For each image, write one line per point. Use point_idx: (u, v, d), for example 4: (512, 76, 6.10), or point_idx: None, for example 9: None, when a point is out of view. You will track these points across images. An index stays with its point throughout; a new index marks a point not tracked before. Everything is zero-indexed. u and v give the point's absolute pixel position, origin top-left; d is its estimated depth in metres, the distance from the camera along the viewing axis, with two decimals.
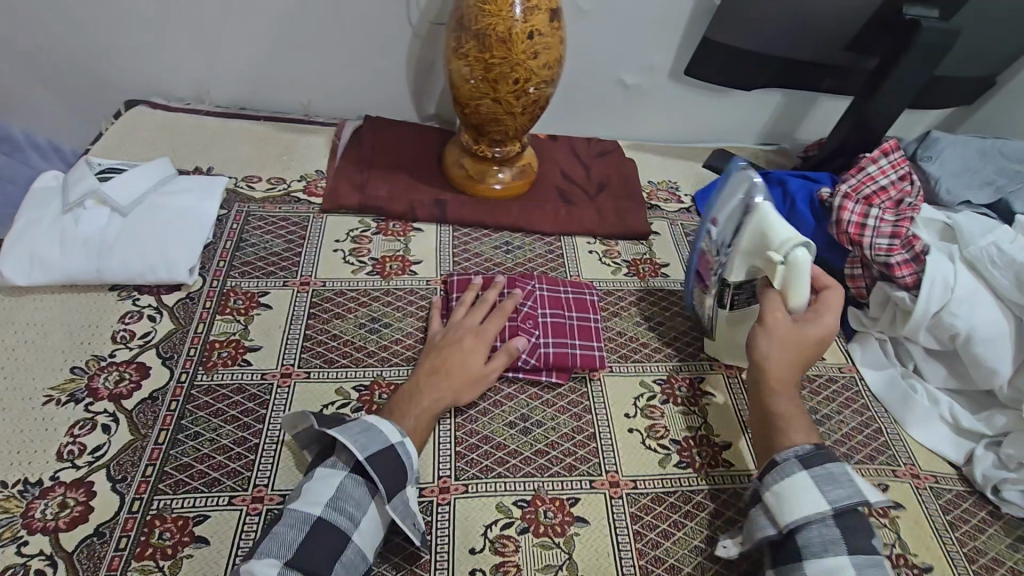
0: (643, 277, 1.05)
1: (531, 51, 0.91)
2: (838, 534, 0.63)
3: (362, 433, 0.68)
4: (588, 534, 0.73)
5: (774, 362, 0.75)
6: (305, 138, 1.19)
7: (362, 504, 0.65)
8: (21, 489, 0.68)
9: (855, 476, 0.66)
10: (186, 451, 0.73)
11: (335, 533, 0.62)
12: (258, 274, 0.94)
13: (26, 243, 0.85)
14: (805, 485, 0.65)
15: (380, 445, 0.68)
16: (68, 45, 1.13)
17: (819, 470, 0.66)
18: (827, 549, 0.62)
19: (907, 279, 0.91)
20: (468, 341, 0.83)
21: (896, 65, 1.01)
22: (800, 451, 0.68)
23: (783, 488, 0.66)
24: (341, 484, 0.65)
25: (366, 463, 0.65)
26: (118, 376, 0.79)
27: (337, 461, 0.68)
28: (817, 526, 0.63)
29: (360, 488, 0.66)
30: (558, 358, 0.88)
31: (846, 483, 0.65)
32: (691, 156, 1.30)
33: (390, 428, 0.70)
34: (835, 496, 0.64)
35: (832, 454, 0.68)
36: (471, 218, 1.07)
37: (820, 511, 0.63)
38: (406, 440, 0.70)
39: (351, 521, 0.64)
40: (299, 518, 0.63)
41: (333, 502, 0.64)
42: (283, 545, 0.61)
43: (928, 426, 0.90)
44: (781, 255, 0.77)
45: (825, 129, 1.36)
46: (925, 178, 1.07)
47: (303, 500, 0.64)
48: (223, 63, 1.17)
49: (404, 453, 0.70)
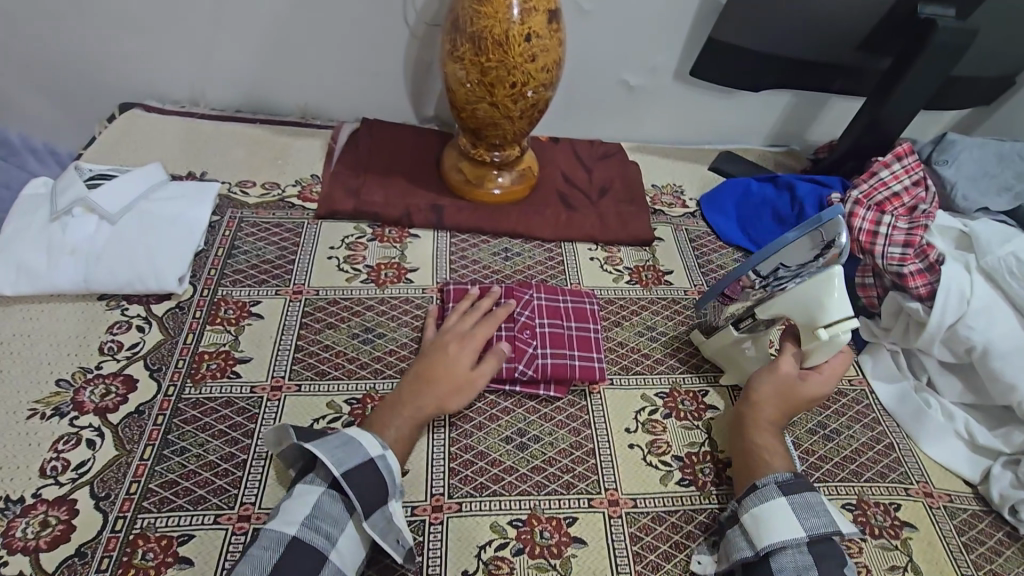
0: (646, 284, 1.02)
1: (529, 54, 0.88)
2: (811, 561, 0.65)
3: (341, 447, 0.66)
4: (585, 556, 0.71)
5: (766, 403, 0.78)
6: (302, 141, 1.17)
7: (340, 522, 0.63)
8: (2, 507, 0.66)
9: (830, 507, 0.69)
10: (172, 467, 0.71)
11: (312, 553, 0.60)
12: (250, 283, 0.92)
13: (14, 252, 0.83)
14: (783, 511, 0.67)
15: (360, 459, 0.66)
16: (60, 48, 1.11)
17: (796, 497, 0.68)
18: (799, 574, 0.64)
19: (920, 290, 0.87)
20: (453, 347, 0.80)
21: (911, 65, 0.97)
22: (779, 477, 0.70)
23: (761, 513, 0.68)
24: (318, 501, 0.64)
25: (343, 480, 0.64)
26: (104, 389, 0.77)
27: (315, 478, 0.66)
28: (794, 552, 0.65)
29: (338, 505, 0.64)
30: (557, 369, 0.85)
31: (822, 513, 0.67)
32: (697, 159, 1.27)
33: (371, 441, 0.68)
34: (813, 524, 0.66)
35: (807, 483, 0.70)
36: (469, 224, 1.05)
37: (796, 538, 0.65)
38: (387, 453, 0.68)
39: (329, 539, 0.62)
40: (274, 539, 0.60)
41: (309, 520, 0.62)
42: (256, 568, 0.58)
43: (942, 442, 0.86)
44: (828, 333, 0.77)
45: (836, 130, 1.32)
46: (940, 183, 1.04)
47: (279, 520, 0.62)
48: (217, 65, 1.15)
49: (385, 467, 0.67)
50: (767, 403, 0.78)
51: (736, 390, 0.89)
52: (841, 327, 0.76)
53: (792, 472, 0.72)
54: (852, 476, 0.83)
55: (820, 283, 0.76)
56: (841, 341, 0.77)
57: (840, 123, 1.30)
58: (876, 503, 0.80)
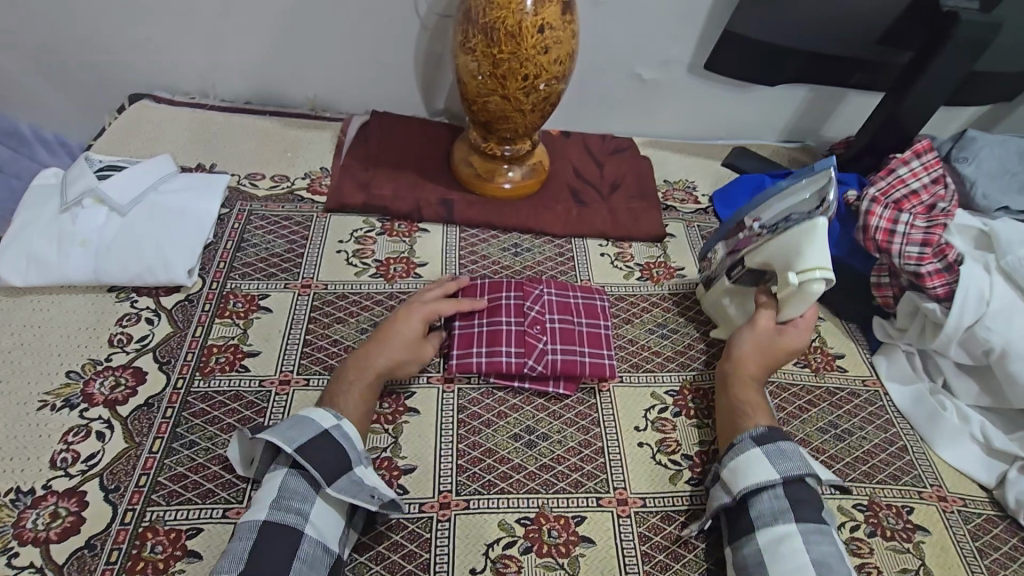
0: (657, 281, 1.01)
1: (542, 45, 0.87)
2: (787, 504, 0.66)
3: (292, 427, 0.67)
4: (594, 555, 0.70)
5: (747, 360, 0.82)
6: (311, 133, 1.17)
7: (309, 497, 0.65)
8: (13, 498, 0.66)
9: (805, 454, 0.71)
10: (181, 460, 0.71)
11: (286, 532, 0.62)
12: (259, 276, 0.92)
13: (25, 243, 0.84)
14: (756, 459, 0.69)
15: (314, 433, 0.67)
16: (71, 38, 1.11)
17: (771, 448, 0.70)
18: (776, 518, 0.65)
19: (938, 289, 0.86)
20: (403, 315, 0.82)
21: (933, 60, 0.95)
22: (755, 433, 0.73)
23: (736, 464, 0.71)
24: (283, 483, 0.65)
25: (298, 456, 0.65)
26: (114, 381, 0.77)
27: (277, 463, 0.67)
28: (770, 496, 0.67)
29: (304, 482, 0.65)
30: (567, 366, 0.84)
31: (795, 458, 0.69)
32: (709, 154, 1.25)
33: (322, 415, 0.69)
34: (786, 468, 0.68)
35: (783, 435, 0.72)
36: (478, 218, 1.04)
37: (769, 480, 0.67)
38: (342, 423, 0.70)
39: (301, 515, 0.63)
40: (247, 528, 0.62)
41: (277, 502, 0.63)
42: (234, 558, 0.59)
43: (956, 445, 0.85)
44: (795, 279, 0.78)
45: (853, 126, 1.29)
46: (959, 180, 1.02)
47: (252, 510, 0.63)
48: (227, 57, 1.15)
49: (342, 435, 0.69)
50: (749, 360, 0.82)
51: None
52: (812, 274, 0.77)
53: (769, 425, 0.74)
54: (864, 477, 0.82)
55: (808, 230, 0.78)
56: (813, 292, 0.78)
57: (856, 119, 1.27)
58: (888, 505, 0.79)
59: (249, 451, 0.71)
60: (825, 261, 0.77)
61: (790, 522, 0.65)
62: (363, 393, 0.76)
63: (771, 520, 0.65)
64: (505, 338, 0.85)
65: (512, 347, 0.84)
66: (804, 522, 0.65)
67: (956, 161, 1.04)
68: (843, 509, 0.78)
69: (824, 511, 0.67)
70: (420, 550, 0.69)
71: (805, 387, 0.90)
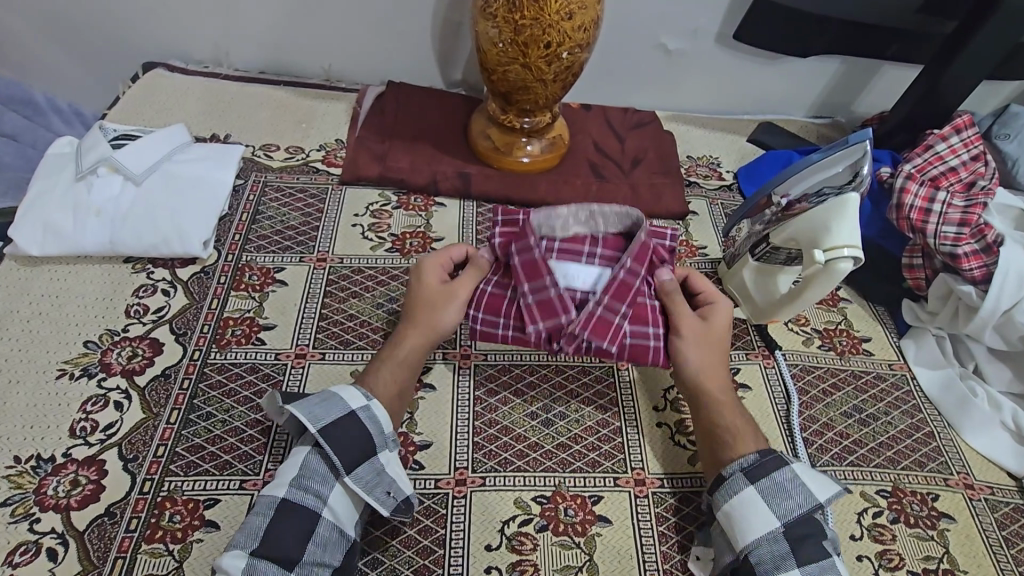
0: (678, 259, 0.98)
1: (565, 11, 0.83)
2: (789, 549, 0.62)
3: (319, 406, 0.66)
4: (610, 535, 0.69)
5: (711, 372, 0.77)
6: (326, 104, 1.14)
7: (328, 480, 0.63)
8: (33, 465, 0.67)
9: (807, 479, 0.66)
10: (198, 432, 0.71)
11: (303, 512, 0.61)
12: (274, 249, 0.91)
13: (40, 212, 0.83)
14: (753, 501, 0.65)
15: (340, 415, 0.66)
16: (82, 4, 1.08)
17: (766, 482, 0.65)
18: (777, 566, 0.61)
19: (974, 272, 0.83)
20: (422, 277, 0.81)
21: (979, 29, 0.90)
22: (745, 463, 0.68)
23: (733, 507, 0.65)
24: (304, 462, 0.64)
25: (321, 437, 0.63)
26: (131, 352, 0.77)
27: (301, 440, 0.66)
28: (771, 540, 0.62)
29: (324, 463, 0.64)
30: (597, 326, 0.79)
31: (796, 494, 0.64)
32: (734, 130, 1.21)
33: (351, 394, 0.68)
34: (786, 508, 0.64)
35: (778, 460, 0.67)
36: (495, 193, 1.02)
37: (771, 526, 0.63)
38: (370, 404, 0.67)
39: (319, 496, 0.62)
40: (266, 504, 0.61)
41: (297, 481, 0.62)
42: (250, 535, 0.59)
43: (986, 433, 0.82)
44: (823, 257, 0.74)
45: (887, 102, 1.24)
46: (1000, 158, 0.98)
47: (272, 485, 0.63)
48: (241, 25, 1.12)
49: (369, 418, 0.67)
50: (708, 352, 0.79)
51: (768, 369, 0.87)
52: (841, 252, 0.73)
53: (762, 451, 0.69)
54: (888, 463, 0.80)
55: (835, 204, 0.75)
56: (840, 271, 0.74)
57: (891, 93, 1.22)
58: (913, 492, 0.77)
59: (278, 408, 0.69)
60: (853, 240, 0.73)
61: (794, 570, 0.61)
62: (394, 370, 0.75)
63: (775, 569, 0.61)
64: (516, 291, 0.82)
65: (530, 288, 0.80)
66: (808, 565, 0.61)
67: (997, 138, 0.99)
68: (866, 493, 0.76)
69: (827, 542, 0.63)
70: (436, 526, 0.68)
71: (830, 369, 0.88)
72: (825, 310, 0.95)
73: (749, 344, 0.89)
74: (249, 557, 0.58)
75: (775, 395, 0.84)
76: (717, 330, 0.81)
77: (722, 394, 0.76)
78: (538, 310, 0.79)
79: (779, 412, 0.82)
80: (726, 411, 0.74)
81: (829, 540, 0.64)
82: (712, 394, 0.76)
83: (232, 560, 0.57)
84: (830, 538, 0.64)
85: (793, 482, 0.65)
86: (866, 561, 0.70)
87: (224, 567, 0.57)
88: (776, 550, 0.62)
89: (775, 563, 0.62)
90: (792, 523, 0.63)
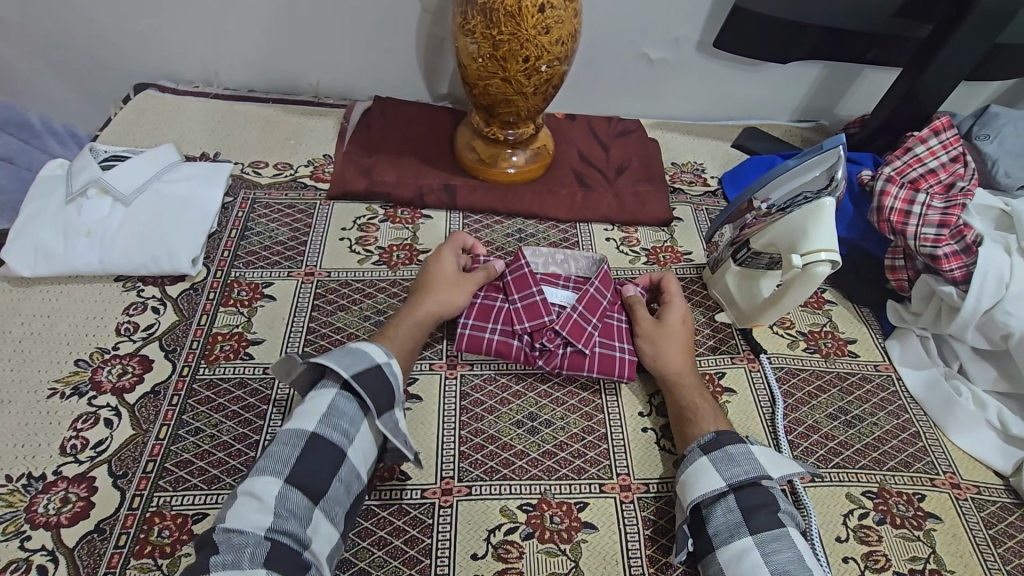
0: (664, 265, 1.00)
1: (542, 25, 0.85)
2: (741, 517, 0.64)
3: (347, 355, 0.69)
4: (596, 541, 0.70)
5: (674, 365, 0.81)
6: (313, 120, 1.16)
7: (356, 421, 0.66)
8: (24, 484, 0.68)
9: (758, 454, 0.69)
10: (186, 447, 0.72)
11: (330, 449, 0.63)
12: (263, 264, 0.92)
13: (31, 233, 0.85)
14: (704, 469, 0.68)
15: (367, 364, 0.69)
16: (73, 28, 1.11)
17: (717, 453, 0.69)
18: (733, 534, 0.64)
19: (955, 272, 0.83)
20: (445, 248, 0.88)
21: (954, 32, 0.91)
22: (702, 440, 0.71)
23: (686, 476, 0.69)
24: (332, 402, 0.66)
25: (354, 381, 0.66)
26: (121, 369, 0.78)
27: (326, 382, 0.68)
28: (724, 509, 0.66)
29: (353, 406, 0.67)
30: (575, 329, 0.82)
31: (745, 461, 0.67)
32: (719, 136, 1.22)
33: (374, 350, 0.71)
34: (733, 475, 0.66)
35: (735, 438, 0.70)
36: (481, 204, 1.03)
37: (717, 490, 0.66)
38: (392, 361, 0.71)
39: (345, 436, 0.65)
40: (293, 435, 0.63)
41: (326, 418, 0.65)
42: (278, 461, 0.61)
43: (971, 431, 0.82)
44: (801, 260, 0.74)
45: (870, 105, 1.25)
46: (980, 159, 0.99)
47: (300, 418, 0.65)
48: (229, 46, 1.14)
49: (391, 373, 0.70)
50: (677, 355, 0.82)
51: (753, 372, 0.87)
52: (818, 256, 0.74)
53: (718, 431, 0.72)
54: (874, 464, 0.80)
55: (809, 212, 0.76)
56: (819, 274, 0.74)
57: (873, 96, 1.23)
58: (899, 492, 0.77)
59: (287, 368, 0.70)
60: (831, 244, 0.74)
61: (747, 536, 0.63)
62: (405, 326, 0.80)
63: (727, 538, 0.64)
64: (504, 301, 0.86)
65: (518, 296, 0.85)
66: (761, 533, 0.63)
67: (977, 139, 1.00)
68: (852, 495, 0.76)
69: (781, 512, 0.65)
70: (422, 535, 0.69)
71: (816, 372, 0.88)
72: (810, 313, 0.96)
73: (734, 348, 0.90)
74: (282, 483, 0.60)
75: (761, 398, 0.85)
76: (680, 324, 0.85)
77: (685, 376, 0.80)
78: (526, 313, 0.83)
79: (765, 416, 0.83)
80: (692, 393, 0.78)
81: (786, 511, 0.65)
82: (678, 378, 0.80)
83: (262, 486, 0.60)
84: (786, 510, 0.65)
85: (744, 453, 0.68)
86: (852, 563, 0.71)
87: (256, 492, 0.59)
88: (727, 519, 0.65)
89: (728, 531, 0.64)
90: (743, 492, 0.66)
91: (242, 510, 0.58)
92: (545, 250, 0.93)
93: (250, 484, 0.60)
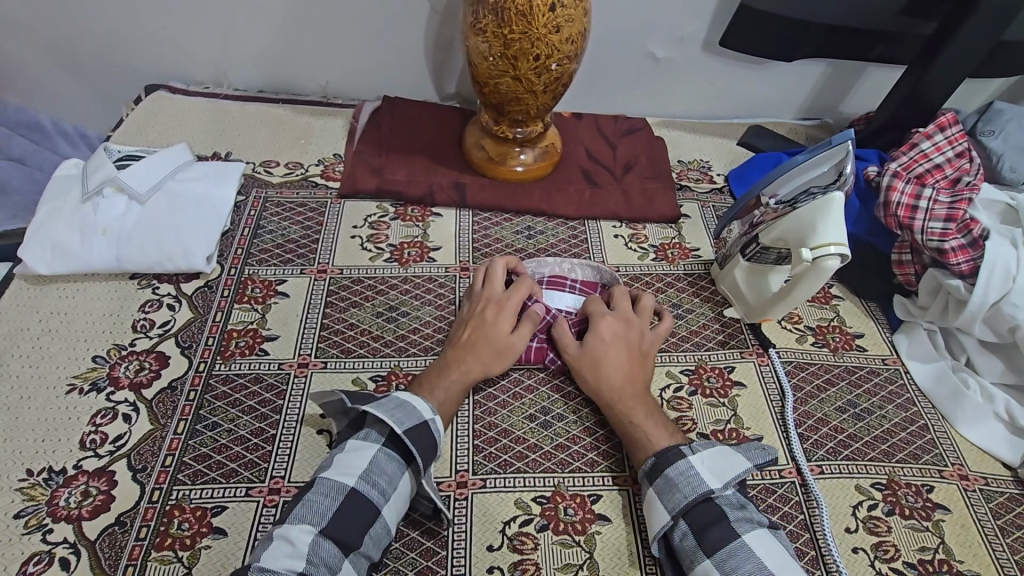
0: (672, 261, 1.00)
1: (553, 24, 0.86)
2: (694, 539, 0.63)
3: (398, 409, 0.69)
4: (609, 533, 0.71)
5: (612, 393, 0.76)
6: (324, 121, 1.17)
7: (395, 479, 0.66)
8: (45, 478, 0.69)
9: (697, 467, 0.67)
10: (204, 441, 0.73)
11: (366, 506, 0.63)
12: (276, 262, 0.93)
13: (48, 231, 0.86)
14: (652, 499, 0.67)
15: (415, 421, 0.68)
16: (86, 31, 1.12)
17: (660, 479, 0.68)
18: (692, 559, 0.62)
19: (962, 266, 0.84)
20: (489, 272, 0.85)
21: (959, 29, 0.92)
22: (646, 466, 0.70)
23: (644, 507, 0.69)
24: (374, 457, 0.66)
25: (405, 437, 0.67)
26: (138, 365, 0.79)
27: (371, 431, 0.68)
28: (680, 535, 0.64)
29: (394, 462, 0.66)
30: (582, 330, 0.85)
31: (683, 484, 0.66)
32: (725, 134, 1.23)
33: (421, 405, 0.70)
34: (676, 502, 0.65)
35: (673, 454, 0.69)
36: (490, 202, 1.04)
37: (666, 522, 0.65)
38: (437, 418, 0.70)
39: (383, 494, 0.64)
40: (333, 488, 0.63)
41: (366, 474, 0.64)
42: (317, 515, 0.61)
43: (980, 424, 0.83)
44: (811, 254, 0.75)
45: (874, 102, 1.26)
46: (985, 154, 1.00)
47: (337, 471, 0.64)
48: (240, 47, 1.15)
49: (436, 429, 0.70)
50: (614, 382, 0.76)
51: (763, 367, 0.88)
52: (828, 250, 0.75)
53: (659, 453, 0.70)
54: (883, 456, 0.80)
55: (820, 207, 0.76)
56: (829, 268, 0.76)
57: (878, 93, 1.24)
58: (908, 484, 0.78)
59: (321, 398, 0.73)
60: (841, 238, 0.75)
61: (704, 559, 0.61)
62: (440, 371, 0.77)
63: (691, 562, 0.62)
64: None
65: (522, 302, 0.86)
66: (716, 553, 0.61)
67: (982, 135, 1.01)
68: (861, 487, 0.77)
69: (735, 520, 0.63)
70: (439, 528, 0.70)
71: (824, 366, 0.89)
72: (818, 308, 0.97)
73: (744, 343, 0.91)
74: (317, 533, 0.60)
75: (770, 392, 0.85)
76: (611, 344, 0.79)
77: (629, 405, 0.75)
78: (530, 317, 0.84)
79: (775, 409, 0.84)
80: (641, 419, 0.74)
81: (740, 517, 0.64)
82: (620, 409, 0.75)
83: (298, 534, 0.60)
84: (739, 517, 0.64)
85: (683, 473, 0.66)
86: (862, 553, 0.71)
87: (290, 537, 0.59)
88: (685, 545, 0.64)
89: (689, 557, 0.63)
90: (692, 512, 0.64)
91: (276, 553, 0.58)
92: (551, 260, 0.93)
93: (284, 531, 0.60)
